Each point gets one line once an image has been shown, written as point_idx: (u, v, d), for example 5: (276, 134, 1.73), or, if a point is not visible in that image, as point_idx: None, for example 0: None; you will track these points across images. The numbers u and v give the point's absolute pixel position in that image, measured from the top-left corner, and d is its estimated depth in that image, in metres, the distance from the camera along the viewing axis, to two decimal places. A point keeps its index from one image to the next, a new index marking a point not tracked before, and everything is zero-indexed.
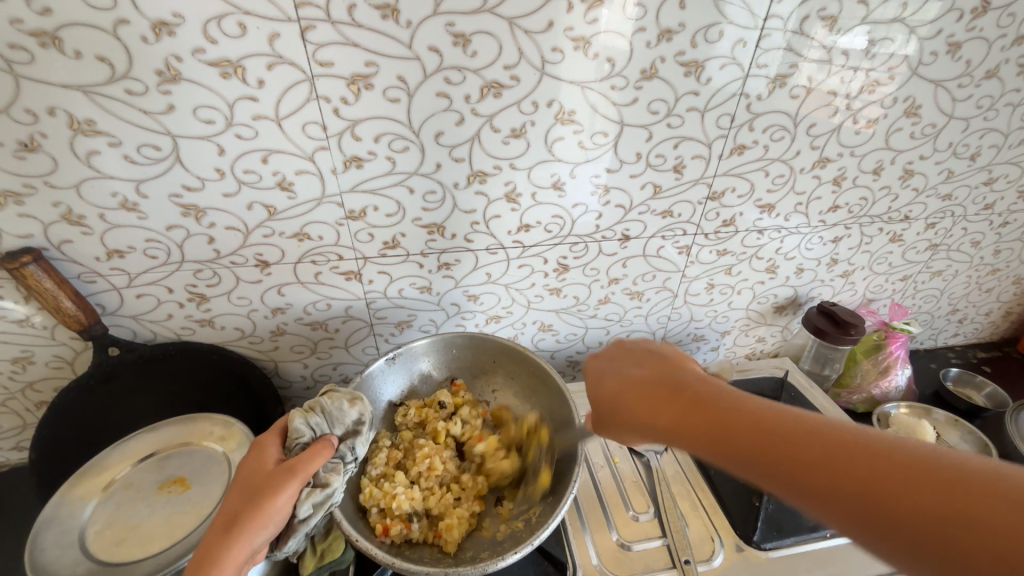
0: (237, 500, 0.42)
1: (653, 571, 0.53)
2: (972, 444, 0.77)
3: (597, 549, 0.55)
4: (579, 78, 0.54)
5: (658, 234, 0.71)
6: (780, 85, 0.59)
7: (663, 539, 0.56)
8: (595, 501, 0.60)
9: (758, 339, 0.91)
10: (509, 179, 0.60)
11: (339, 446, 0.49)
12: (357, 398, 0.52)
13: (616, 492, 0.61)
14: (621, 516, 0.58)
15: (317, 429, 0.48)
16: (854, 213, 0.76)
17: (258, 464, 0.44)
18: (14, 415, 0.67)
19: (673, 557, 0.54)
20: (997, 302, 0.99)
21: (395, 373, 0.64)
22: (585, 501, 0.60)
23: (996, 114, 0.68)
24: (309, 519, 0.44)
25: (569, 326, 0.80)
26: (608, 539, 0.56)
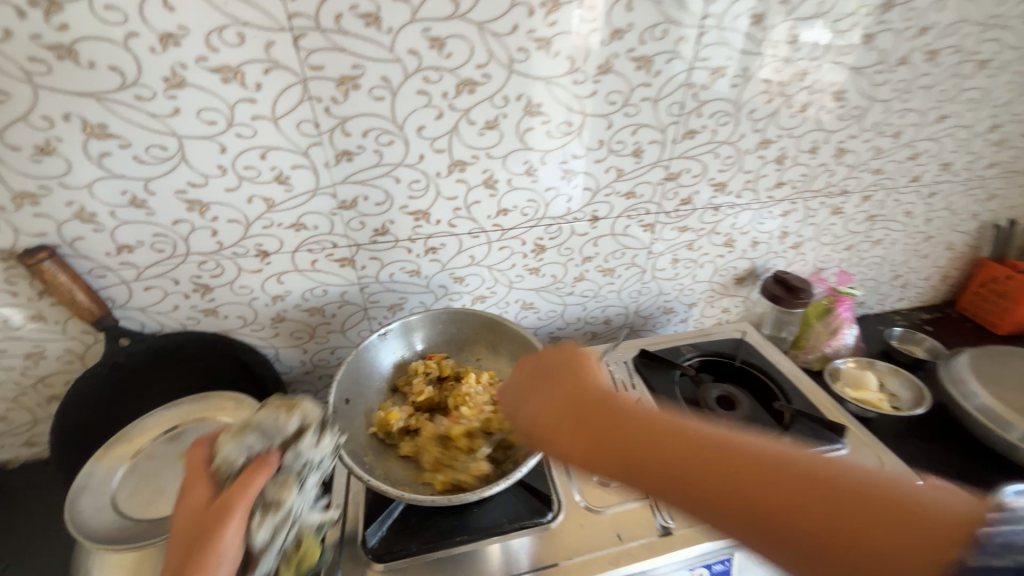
0: (180, 555, 0.40)
1: (628, 501, 0.56)
2: (909, 388, 0.86)
3: (580, 488, 0.57)
4: (543, 75, 0.60)
5: (624, 214, 0.78)
6: (721, 76, 0.67)
7: None
8: None
9: (722, 309, 1.00)
10: (486, 167, 0.66)
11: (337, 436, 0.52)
12: (295, 404, 0.48)
13: None
14: None
15: (251, 450, 0.45)
16: (798, 188, 0.84)
17: (195, 509, 0.43)
18: (24, 410, 0.70)
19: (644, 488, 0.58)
20: (933, 267, 1.10)
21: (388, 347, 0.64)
22: None
23: (912, 96, 0.78)
24: (271, 541, 0.43)
25: (549, 303, 0.87)
26: (590, 480, 0.58)
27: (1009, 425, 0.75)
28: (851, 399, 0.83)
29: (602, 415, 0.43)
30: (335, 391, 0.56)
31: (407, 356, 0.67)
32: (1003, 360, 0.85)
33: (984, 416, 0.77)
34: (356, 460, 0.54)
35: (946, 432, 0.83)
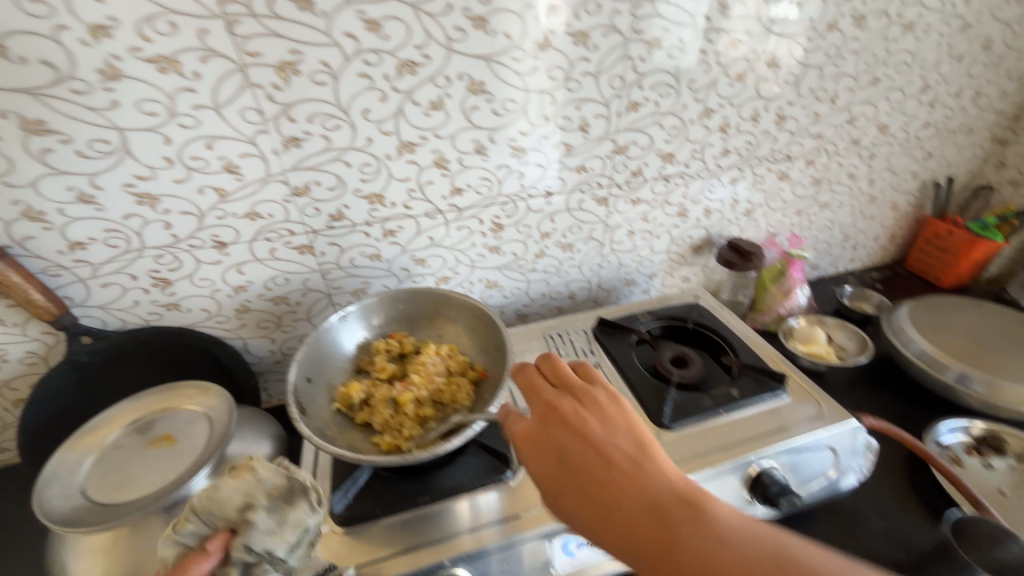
0: None
1: None
2: (853, 337, 0.93)
3: None
4: (483, 53, 0.62)
5: (577, 189, 0.81)
6: (657, 48, 0.69)
7: None
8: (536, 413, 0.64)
9: (683, 278, 1.03)
10: (435, 148, 0.68)
11: (287, 406, 0.52)
12: (245, 471, 0.46)
13: None
14: None
15: (197, 535, 0.42)
16: (743, 156, 0.88)
17: None
18: None
19: None
20: (880, 227, 1.15)
21: (350, 328, 0.65)
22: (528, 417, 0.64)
23: (844, 61, 0.82)
24: None
25: (513, 281, 0.89)
26: None
27: (943, 367, 0.80)
28: (803, 353, 0.89)
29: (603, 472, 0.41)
30: (295, 368, 0.56)
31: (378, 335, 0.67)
32: (939, 310, 0.91)
33: (922, 361, 0.82)
34: (315, 428, 0.54)
35: (891, 380, 0.88)
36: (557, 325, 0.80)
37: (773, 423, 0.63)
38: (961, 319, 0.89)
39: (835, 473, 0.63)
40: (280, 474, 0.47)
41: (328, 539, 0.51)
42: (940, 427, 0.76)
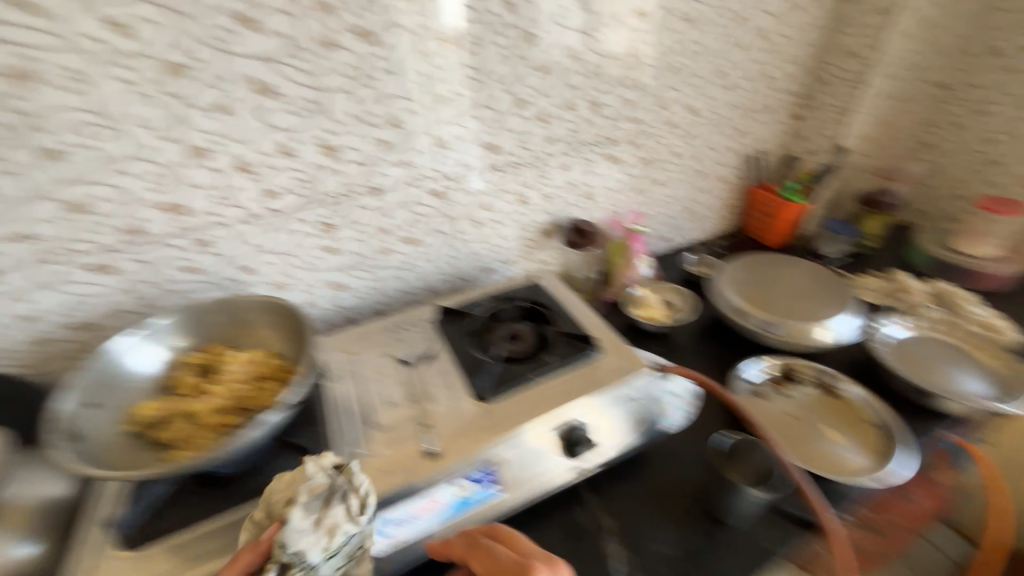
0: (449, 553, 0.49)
1: (399, 441, 0.60)
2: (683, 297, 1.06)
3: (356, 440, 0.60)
4: (261, 53, 0.62)
5: (406, 184, 0.82)
6: (452, 44, 0.73)
7: (411, 416, 0.63)
8: (359, 408, 0.64)
9: (542, 262, 1.08)
10: (233, 151, 0.66)
11: (49, 436, 0.49)
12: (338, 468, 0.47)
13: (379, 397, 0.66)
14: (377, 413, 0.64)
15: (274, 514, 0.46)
16: (569, 142, 0.95)
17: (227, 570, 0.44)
18: None
19: (416, 424, 0.62)
20: (717, 199, 1.29)
21: (145, 345, 0.60)
22: (350, 413, 0.64)
23: (639, 51, 0.91)
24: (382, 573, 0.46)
25: (362, 281, 0.88)
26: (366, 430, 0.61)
27: (751, 317, 0.92)
28: (644, 321, 0.99)
29: None
30: (68, 396, 0.53)
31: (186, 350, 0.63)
32: (750, 268, 1.04)
33: (736, 314, 0.93)
34: (88, 454, 0.50)
35: (718, 335, 0.99)
36: (399, 319, 0.81)
37: (584, 385, 0.68)
38: (765, 274, 1.02)
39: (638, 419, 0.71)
40: (327, 475, 0.47)
41: (111, 563, 0.49)
42: (744, 367, 0.87)
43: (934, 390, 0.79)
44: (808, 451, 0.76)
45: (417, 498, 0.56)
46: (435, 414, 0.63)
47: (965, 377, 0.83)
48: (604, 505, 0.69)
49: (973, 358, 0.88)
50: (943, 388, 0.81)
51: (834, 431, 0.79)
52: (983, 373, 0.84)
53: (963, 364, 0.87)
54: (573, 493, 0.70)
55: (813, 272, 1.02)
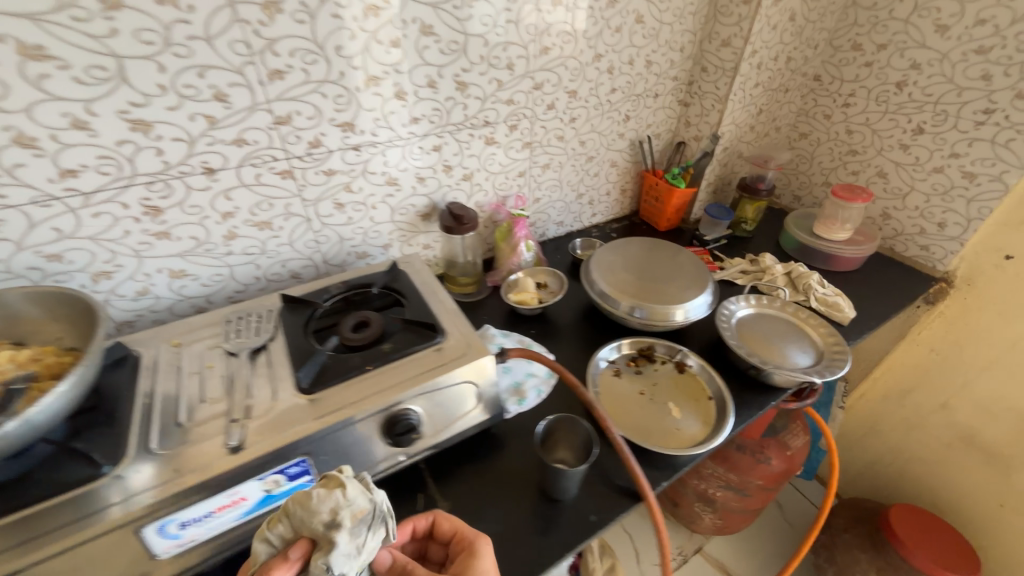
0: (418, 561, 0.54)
1: (202, 437, 0.56)
2: (556, 280, 1.08)
3: (160, 436, 0.56)
4: (23, 11, 0.54)
5: (246, 163, 0.76)
6: (276, 11, 0.67)
7: (223, 407, 0.60)
8: (167, 403, 0.60)
9: (423, 246, 1.06)
10: (7, 124, 0.59)
11: None
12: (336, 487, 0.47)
13: (193, 390, 0.62)
14: (188, 406, 0.60)
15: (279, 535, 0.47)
16: (436, 123, 0.92)
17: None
18: None
19: (226, 417, 0.59)
20: (609, 183, 1.31)
21: None
22: (157, 407, 0.60)
23: (504, 30, 0.89)
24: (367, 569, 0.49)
25: (208, 268, 0.82)
26: (170, 423, 0.58)
27: (615, 301, 0.95)
28: (512, 302, 1.00)
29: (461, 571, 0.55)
30: None
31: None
32: (623, 254, 1.07)
33: (602, 299, 0.96)
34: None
35: (590, 317, 1.02)
36: (240, 308, 0.76)
37: (411, 368, 0.67)
38: (636, 260, 1.06)
39: (477, 403, 0.72)
40: (366, 498, 0.48)
41: None
42: (600, 350, 0.91)
43: (765, 365, 0.86)
44: (651, 430, 0.81)
45: (218, 494, 0.53)
46: (250, 406, 0.60)
47: (795, 352, 0.91)
48: (440, 488, 0.70)
49: (808, 334, 0.97)
50: (775, 364, 0.88)
51: (676, 407, 0.84)
52: (812, 347, 0.93)
53: (798, 341, 0.95)
54: (416, 479, 0.71)
55: (681, 257, 1.07)
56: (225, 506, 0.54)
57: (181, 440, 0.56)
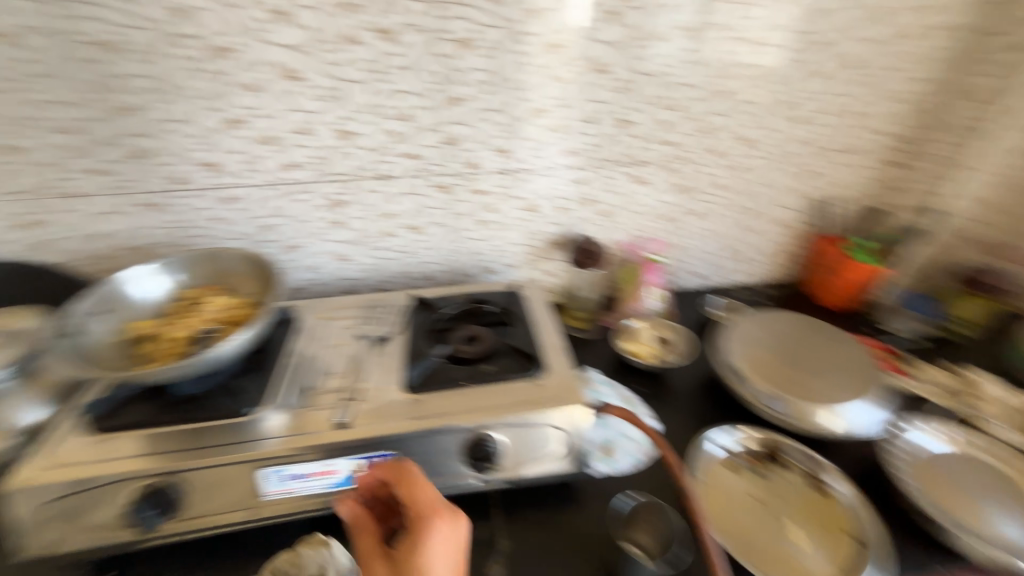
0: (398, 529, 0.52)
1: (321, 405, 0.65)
2: (684, 342, 0.97)
3: (292, 394, 0.67)
4: (291, 43, 0.71)
5: (413, 174, 0.87)
6: (468, 47, 0.76)
7: (343, 385, 0.68)
8: (305, 367, 0.71)
9: (547, 273, 1.06)
10: (261, 125, 0.77)
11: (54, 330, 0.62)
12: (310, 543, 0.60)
13: (326, 362, 0.72)
14: (318, 375, 0.70)
15: None
16: (588, 157, 0.91)
17: None
18: None
19: (342, 395, 0.67)
20: (769, 243, 1.13)
21: (157, 276, 0.73)
22: (298, 369, 0.71)
23: (681, 71, 0.84)
24: None
25: (364, 257, 0.95)
26: (303, 386, 0.68)
27: (745, 383, 0.81)
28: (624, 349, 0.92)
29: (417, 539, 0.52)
30: (83, 299, 0.66)
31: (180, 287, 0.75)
32: (766, 328, 0.92)
33: (729, 376, 0.83)
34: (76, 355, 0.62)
35: (711, 390, 0.90)
36: (378, 298, 0.87)
37: (507, 396, 0.67)
38: (781, 338, 0.90)
39: (559, 450, 0.68)
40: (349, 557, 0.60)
41: (77, 439, 0.61)
42: (713, 433, 0.79)
43: (951, 526, 0.65)
44: (763, 552, 0.65)
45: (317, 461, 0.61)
46: (363, 391, 0.68)
47: (1005, 521, 0.67)
48: (505, 524, 0.68)
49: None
50: (970, 529, 0.66)
51: (800, 534, 0.68)
52: None
53: (1008, 504, 0.70)
54: (484, 505, 0.70)
55: (843, 349, 0.88)
56: (320, 472, 0.61)
57: (306, 402, 0.66)
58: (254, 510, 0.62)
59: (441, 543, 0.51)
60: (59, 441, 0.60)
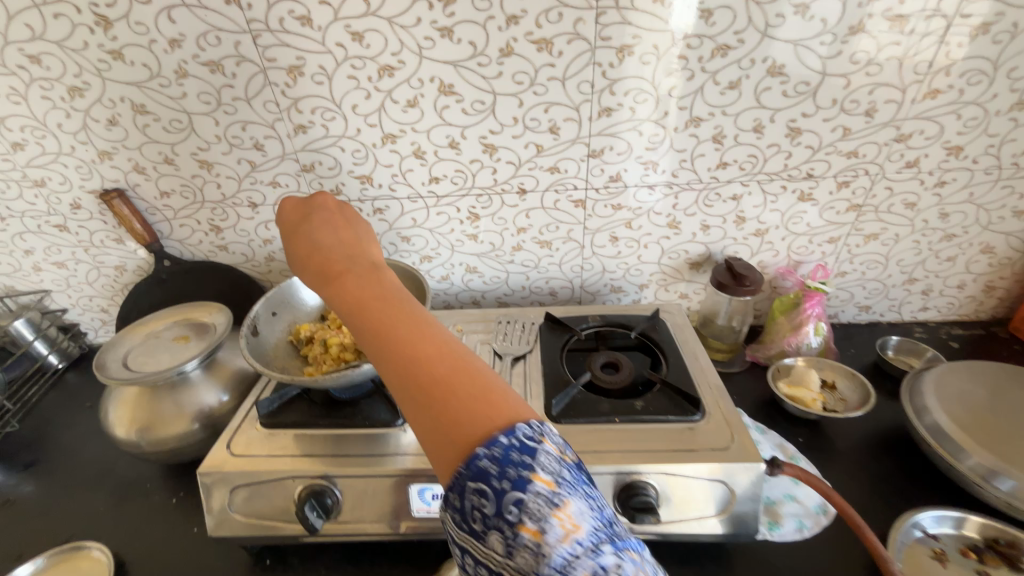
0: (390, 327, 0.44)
1: None
2: (859, 392, 0.80)
3: None
4: (450, 59, 0.71)
5: (551, 188, 0.84)
6: (628, 54, 0.70)
7: None
8: None
9: (680, 295, 0.96)
10: (414, 140, 0.78)
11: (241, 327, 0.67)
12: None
13: None
14: None
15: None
16: (747, 170, 0.81)
17: None
18: (106, 310, 0.99)
19: None
20: (968, 274, 0.92)
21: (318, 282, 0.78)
22: None
23: (880, 69, 0.71)
24: None
25: (492, 269, 0.94)
26: None
27: (962, 453, 0.64)
28: (781, 394, 0.80)
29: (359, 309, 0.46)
30: (261, 300, 0.71)
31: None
32: (976, 376, 0.73)
33: (934, 439, 0.67)
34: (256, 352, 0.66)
35: (896, 453, 0.74)
36: (510, 314, 0.84)
37: (662, 439, 0.61)
38: (1000, 391, 0.70)
39: (727, 510, 0.59)
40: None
41: (251, 430, 0.66)
42: (916, 513, 0.64)
43: None
44: None
45: None
46: None
47: None
48: None
49: None
50: None
51: None
52: None
53: None
54: None
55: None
56: None
57: None
58: (398, 524, 0.61)
59: (356, 232, 0.58)
60: (238, 430, 0.66)
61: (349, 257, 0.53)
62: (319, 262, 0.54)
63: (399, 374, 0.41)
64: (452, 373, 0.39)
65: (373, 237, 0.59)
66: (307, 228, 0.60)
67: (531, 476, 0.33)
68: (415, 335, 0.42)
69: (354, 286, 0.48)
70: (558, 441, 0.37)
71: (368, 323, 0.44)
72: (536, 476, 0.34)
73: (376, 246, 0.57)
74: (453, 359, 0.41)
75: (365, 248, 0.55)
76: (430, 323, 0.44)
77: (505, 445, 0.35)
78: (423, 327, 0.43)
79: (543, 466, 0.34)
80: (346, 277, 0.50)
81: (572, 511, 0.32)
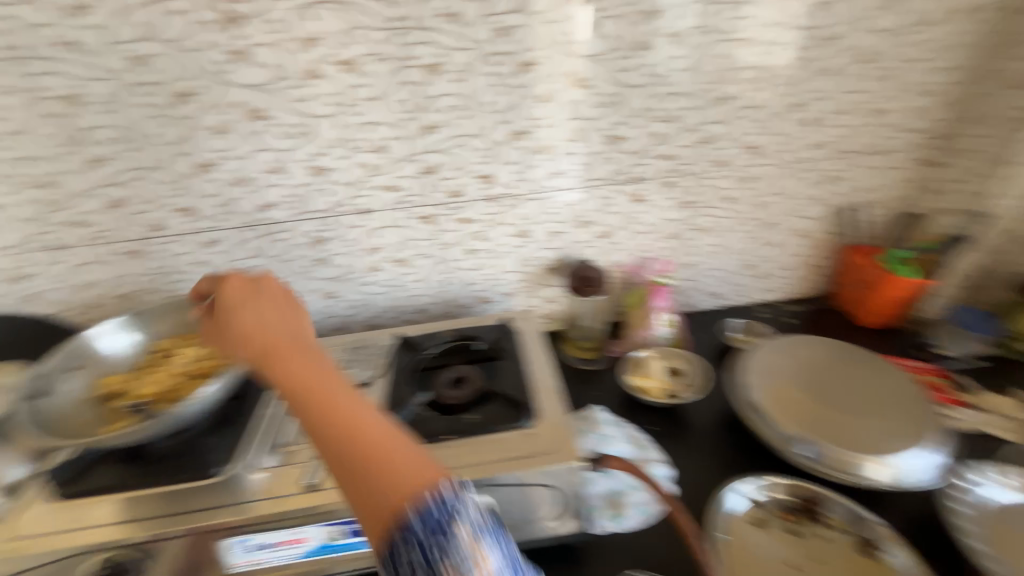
0: (319, 400, 0.44)
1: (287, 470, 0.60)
2: (697, 376, 0.87)
3: (257, 456, 0.62)
4: (254, 83, 0.68)
5: (393, 207, 0.82)
6: (437, 72, 0.71)
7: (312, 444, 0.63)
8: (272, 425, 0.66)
9: (547, 300, 0.97)
10: (233, 167, 0.74)
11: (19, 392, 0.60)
12: None
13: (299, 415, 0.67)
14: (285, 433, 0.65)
15: None
16: (580, 177, 0.84)
17: None
18: None
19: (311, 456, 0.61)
20: (794, 257, 1.01)
21: (125, 330, 0.71)
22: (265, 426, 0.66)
23: (673, 80, 0.77)
24: None
25: (352, 292, 0.91)
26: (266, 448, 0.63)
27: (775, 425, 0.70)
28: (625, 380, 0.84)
29: (291, 375, 0.47)
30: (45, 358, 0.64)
31: (163, 335, 0.74)
32: (780, 350, 0.81)
33: (753, 415, 0.72)
34: (33, 419, 0.59)
35: (731, 429, 0.80)
36: (365, 337, 0.81)
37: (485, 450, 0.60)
38: (805, 362, 0.79)
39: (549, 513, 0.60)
40: None
41: (36, 507, 0.58)
42: (733, 484, 0.68)
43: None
44: None
45: (281, 529, 0.56)
46: None
47: None
48: None
49: None
50: None
51: None
52: None
53: None
54: None
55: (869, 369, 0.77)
56: (285, 541, 0.57)
57: (275, 461, 0.61)
58: None
59: (278, 303, 0.54)
60: (21, 509, 0.58)
61: (290, 339, 0.51)
62: (249, 335, 0.51)
63: (333, 446, 0.41)
64: (373, 446, 0.41)
65: (293, 302, 0.55)
66: (232, 284, 0.57)
67: (456, 532, 0.36)
68: (341, 408, 0.44)
69: (289, 364, 0.48)
70: (474, 510, 0.37)
71: (304, 409, 0.44)
72: (458, 527, 0.36)
73: (304, 319, 0.54)
74: (378, 433, 0.42)
75: (298, 324, 0.53)
76: (361, 403, 0.44)
77: (431, 516, 0.36)
78: (352, 403, 0.44)
79: (466, 520, 0.36)
80: (280, 352, 0.49)
81: (489, 556, 0.36)
